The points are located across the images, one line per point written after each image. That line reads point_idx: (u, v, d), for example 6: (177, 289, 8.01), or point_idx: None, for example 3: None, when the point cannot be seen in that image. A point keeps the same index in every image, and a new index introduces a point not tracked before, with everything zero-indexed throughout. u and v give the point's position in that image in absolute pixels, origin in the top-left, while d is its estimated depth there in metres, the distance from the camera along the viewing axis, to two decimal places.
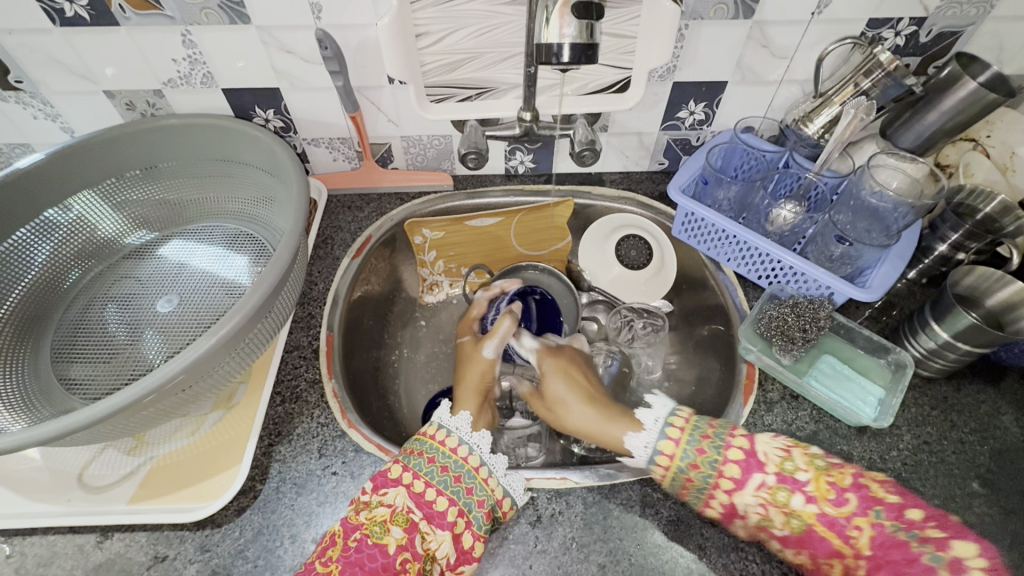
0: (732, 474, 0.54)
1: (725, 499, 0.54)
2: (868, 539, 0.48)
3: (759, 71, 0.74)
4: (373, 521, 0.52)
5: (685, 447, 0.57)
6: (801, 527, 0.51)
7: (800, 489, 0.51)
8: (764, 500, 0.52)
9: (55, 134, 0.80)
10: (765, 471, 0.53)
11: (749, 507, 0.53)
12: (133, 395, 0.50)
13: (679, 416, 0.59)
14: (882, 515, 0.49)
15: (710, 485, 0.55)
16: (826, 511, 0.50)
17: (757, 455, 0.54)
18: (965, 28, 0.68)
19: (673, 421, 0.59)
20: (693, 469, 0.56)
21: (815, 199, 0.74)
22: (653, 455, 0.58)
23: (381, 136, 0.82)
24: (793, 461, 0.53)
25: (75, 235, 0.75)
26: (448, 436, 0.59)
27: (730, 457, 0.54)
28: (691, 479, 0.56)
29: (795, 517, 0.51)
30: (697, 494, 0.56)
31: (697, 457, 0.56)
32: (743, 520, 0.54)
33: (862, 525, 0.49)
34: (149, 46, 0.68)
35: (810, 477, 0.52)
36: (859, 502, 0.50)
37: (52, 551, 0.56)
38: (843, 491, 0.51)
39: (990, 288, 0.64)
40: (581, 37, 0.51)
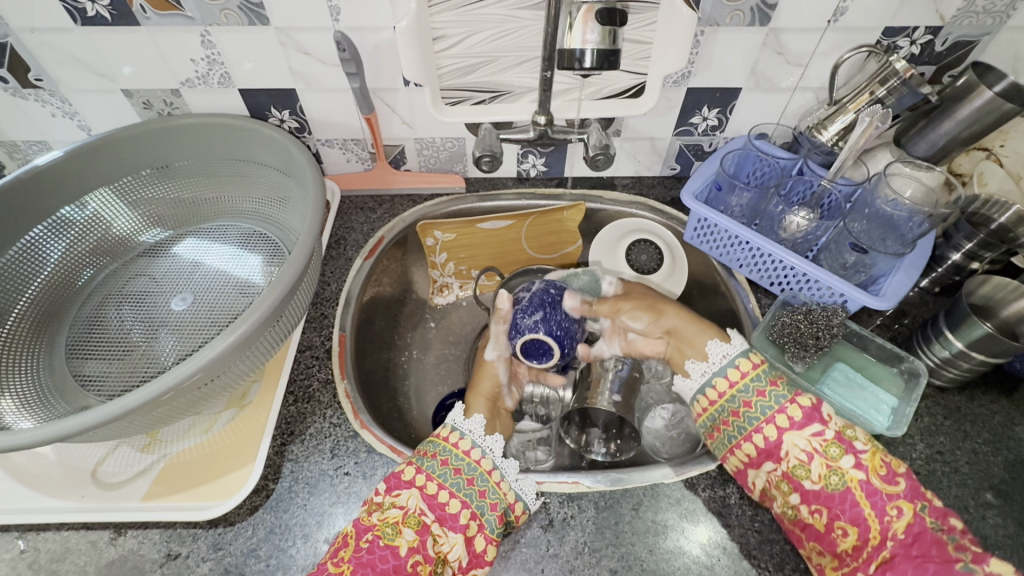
0: (794, 415, 0.57)
1: (771, 437, 0.57)
2: (904, 524, 0.51)
3: (773, 78, 0.74)
4: (386, 522, 0.52)
5: (756, 379, 0.60)
6: (839, 485, 0.54)
7: (855, 453, 0.55)
8: (814, 448, 0.55)
9: (71, 131, 0.81)
10: (826, 425, 0.56)
11: (794, 449, 0.56)
12: (151, 393, 0.51)
13: (758, 356, 0.63)
14: (925, 510, 0.52)
15: (763, 417, 0.58)
16: (871, 481, 0.53)
17: (821, 411, 0.57)
18: (981, 37, 0.68)
19: (754, 354, 0.63)
20: (749, 403, 0.59)
21: (828, 206, 0.73)
22: (707, 383, 0.63)
23: (395, 137, 0.82)
24: (854, 431, 0.56)
25: (90, 231, 0.75)
26: (461, 438, 0.59)
27: (797, 401, 0.58)
28: (745, 408, 0.59)
29: (836, 474, 0.54)
30: (740, 427, 0.59)
31: (766, 386, 0.60)
32: (776, 463, 0.56)
33: (903, 509, 0.52)
34: (168, 46, 0.69)
35: (868, 449, 0.55)
36: (908, 490, 0.53)
37: (65, 547, 0.56)
38: (895, 474, 0.54)
39: (1006, 298, 0.64)
40: (604, 43, 0.51)
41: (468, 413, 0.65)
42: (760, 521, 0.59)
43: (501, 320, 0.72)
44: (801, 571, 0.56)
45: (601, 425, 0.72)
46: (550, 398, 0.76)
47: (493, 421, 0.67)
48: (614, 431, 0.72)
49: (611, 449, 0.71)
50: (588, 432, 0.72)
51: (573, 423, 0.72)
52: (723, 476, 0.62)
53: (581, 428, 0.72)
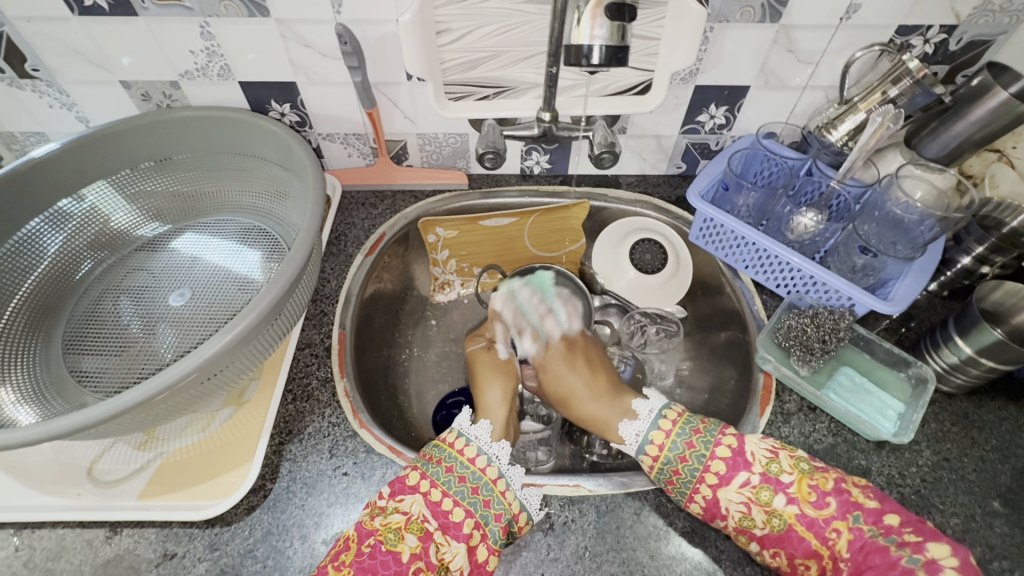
0: (719, 469, 0.55)
1: (708, 496, 0.55)
2: (846, 541, 0.51)
3: (783, 76, 0.73)
4: (387, 527, 0.52)
5: (675, 439, 0.58)
6: (781, 526, 0.53)
7: (783, 489, 0.53)
8: (748, 497, 0.54)
9: (69, 123, 0.80)
10: (751, 469, 0.55)
11: (732, 504, 0.54)
12: (146, 392, 0.50)
13: (674, 410, 0.62)
14: (860, 519, 0.51)
15: (699, 474, 0.56)
16: (806, 512, 0.52)
17: (744, 454, 0.56)
18: (997, 36, 0.67)
19: (670, 410, 0.62)
20: (679, 463, 0.57)
21: (836, 208, 0.74)
22: (643, 445, 0.60)
23: (397, 132, 0.81)
24: (778, 462, 0.55)
25: (88, 225, 0.74)
26: (467, 445, 0.59)
27: (718, 454, 0.56)
28: (681, 465, 0.57)
29: (775, 517, 0.53)
30: (681, 490, 0.57)
31: (685, 450, 0.57)
32: (724, 521, 0.55)
33: (840, 528, 0.51)
34: (166, 37, 0.67)
35: (794, 479, 0.54)
36: (839, 507, 0.52)
37: (61, 546, 0.56)
38: (825, 495, 0.53)
39: (1018, 304, 0.63)
40: (612, 39, 0.50)
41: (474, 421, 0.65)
42: None
43: (496, 317, 0.76)
44: None
45: None
46: (551, 397, 0.75)
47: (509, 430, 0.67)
48: None
49: (612, 449, 0.70)
50: (591, 432, 0.72)
51: (575, 423, 0.74)
52: None
53: (583, 428, 0.72)
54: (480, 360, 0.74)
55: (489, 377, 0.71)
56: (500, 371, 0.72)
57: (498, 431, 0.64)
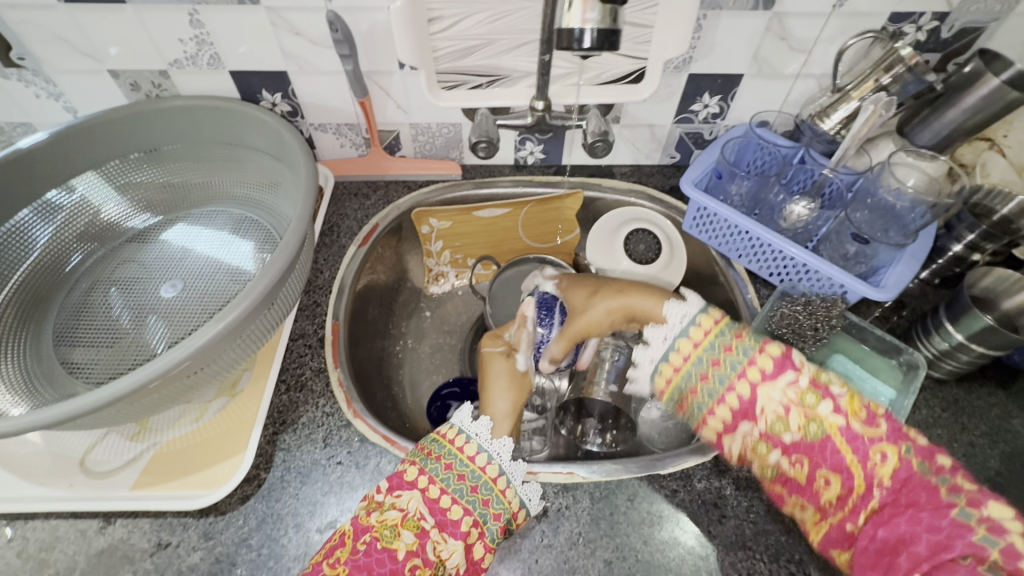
0: (765, 365, 0.52)
1: (744, 394, 0.52)
2: (891, 469, 0.47)
3: (777, 65, 0.73)
4: (384, 524, 0.52)
5: (714, 338, 0.54)
6: (818, 433, 0.49)
7: (832, 398, 0.50)
8: (790, 400, 0.50)
9: (57, 113, 0.79)
10: (800, 372, 0.51)
11: (770, 404, 0.51)
12: (138, 381, 0.50)
13: (716, 310, 0.57)
14: (910, 451, 0.47)
15: (733, 373, 0.53)
16: (851, 424, 0.49)
17: (793, 358, 0.52)
18: (988, 24, 0.67)
19: (713, 308, 0.57)
20: (716, 360, 0.54)
21: (829, 195, 0.72)
22: (658, 364, 0.57)
23: (390, 122, 0.81)
24: (829, 375, 0.52)
25: (77, 217, 0.74)
26: (467, 442, 0.57)
27: (766, 351, 0.53)
28: (714, 367, 0.54)
29: (814, 423, 0.50)
30: (717, 379, 0.53)
31: (732, 339, 0.54)
32: (752, 423, 0.52)
33: (887, 452, 0.47)
34: (155, 24, 0.66)
35: (843, 393, 0.51)
36: (891, 432, 0.48)
37: (54, 536, 0.56)
38: (876, 417, 0.49)
39: (1008, 290, 0.63)
40: (605, 23, 0.50)
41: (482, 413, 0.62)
42: (756, 512, 0.58)
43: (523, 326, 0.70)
44: (796, 562, 0.56)
45: (596, 415, 0.72)
46: (546, 388, 0.74)
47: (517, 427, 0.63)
48: (609, 421, 0.71)
49: (607, 440, 0.70)
50: (584, 422, 0.72)
51: (568, 412, 0.73)
52: (719, 467, 0.61)
53: (576, 418, 0.73)
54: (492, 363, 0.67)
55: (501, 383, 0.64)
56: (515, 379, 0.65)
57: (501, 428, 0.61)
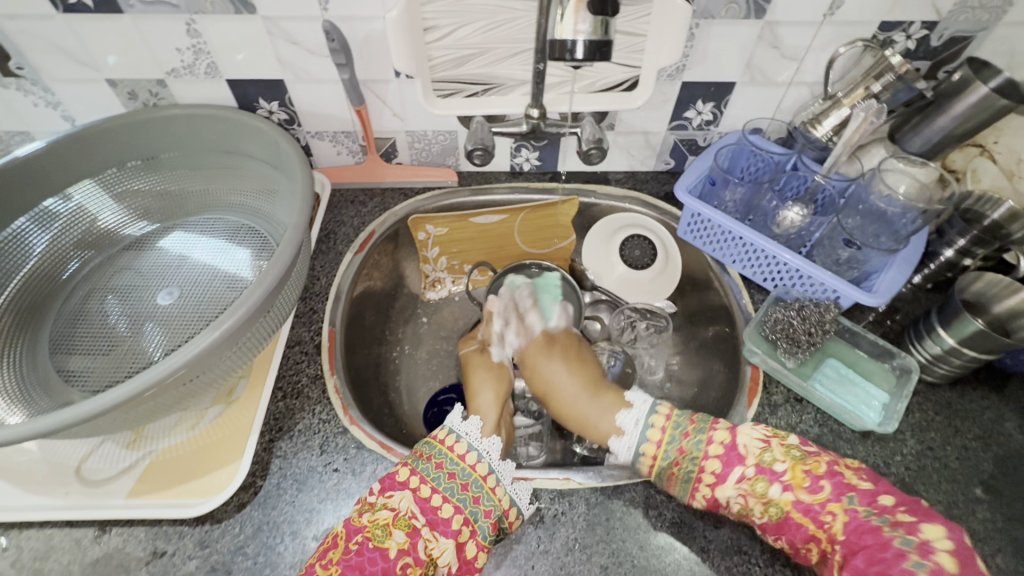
0: (714, 468, 0.55)
1: (706, 497, 0.55)
2: (842, 524, 0.50)
3: (769, 73, 0.73)
4: (376, 524, 0.52)
5: (667, 447, 0.58)
6: (778, 513, 0.52)
7: (778, 479, 0.53)
8: (744, 491, 0.53)
9: (55, 122, 0.79)
10: (745, 463, 0.54)
11: (729, 499, 0.54)
12: (133, 389, 0.50)
13: (665, 406, 0.61)
14: (854, 500, 0.50)
15: (693, 479, 0.56)
16: (801, 498, 0.52)
17: (738, 448, 0.55)
18: (976, 32, 0.68)
19: (659, 410, 0.61)
20: (674, 467, 0.57)
21: (822, 202, 0.73)
22: (640, 446, 0.59)
23: (386, 130, 0.81)
24: (771, 452, 0.54)
25: (74, 225, 0.74)
26: (457, 441, 0.58)
27: (711, 452, 0.56)
28: (678, 464, 0.57)
29: (772, 505, 0.53)
30: (681, 487, 0.57)
31: (682, 442, 0.57)
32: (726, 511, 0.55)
33: (835, 511, 0.50)
34: (152, 34, 0.67)
35: (787, 466, 0.53)
36: (834, 489, 0.51)
37: (49, 545, 0.55)
38: (819, 479, 0.52)
39: (1000, 294, 0.64)
40: (596, 34, 0.50)
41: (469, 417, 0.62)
42: None
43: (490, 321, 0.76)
44: (791, 567, 0.56)
45: None
46: None
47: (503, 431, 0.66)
48: None
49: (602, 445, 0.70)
50: None
51: None
52: None
53: None
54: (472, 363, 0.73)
55: (479, 382, 0.70)
56: (494, 377, 0.71)
57: (489, 428, 0.63)
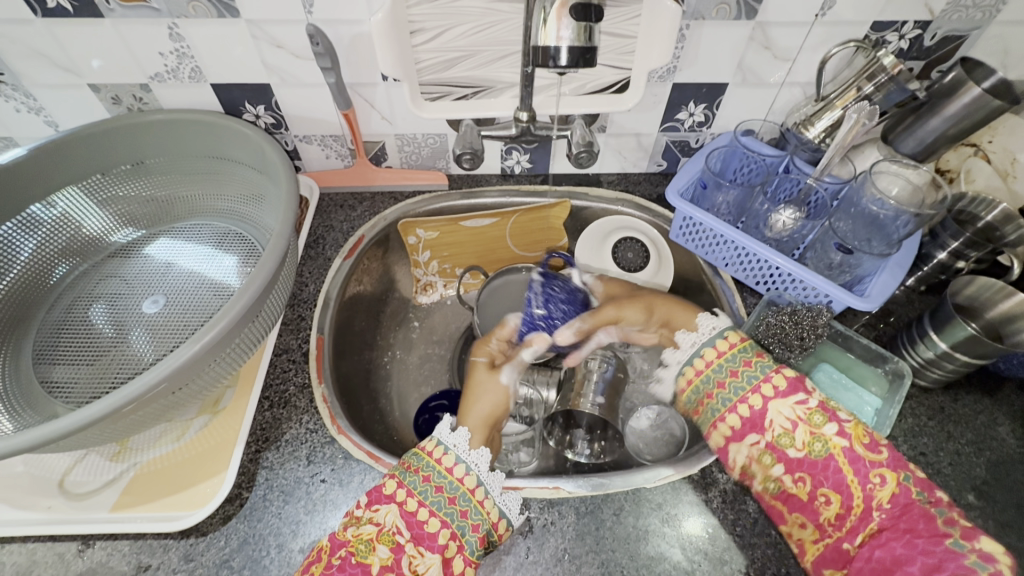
0: (778, 384, 0.56)
1: (757, 407, 0.55)
2: (888, 493, 0.50)
3: (760, 74, 0.73)
4: (359, 539, 0.51)
5: (737, 354, 0.59)
6: (821, 451, 0.52)
7: (838, 421, 0.53)
8: (798, 416, 0.54)
9: (38, 127, 0.78)
10: (811, 394, 0.55)
11: (779, 417, 0.54)
12: (113, 403, 0.49)
13: (736, 334, 0.61)
14: (909, 479, 0.50)
15: (748, 387, 0.56)
16: (854, 448, 0.52)
17: (806, 383, 0.56)
18: (970, 32, 0.67)
19: (734, 333, 0.61)
20: (727, 378, 0.58)
21: (815, 204, 0.73)
22: (695, 355, 0.62)
23: (374, 133, 0.80)
24: (838, 404, 0.55)
25: (59, 232, 0.73)
26: (445, 453, 0.57)
27: (781, 372, 0.57)
28: (731, 377, 0.58)
29: (819, 441, 0.53)
30: (728, 395, 0.57)
31: (752, 358, 0.58)
32: (759, 434, 0.55)
33: (887, 477, 0.50)
34: (135, 39, 0.66)
35: (851, 419, 0.54)
36: (890, 458, 0.51)
37: (31, 560, 0.55)
38: (879, 444, 0.52)
39: (992, 298, 0.63)
40: (579, 40, 0.50)
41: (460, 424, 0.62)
42: (741, 525, 0.58)
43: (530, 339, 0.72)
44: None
45: (585, 425, 0.72)
46: (533, 399, 0.73)
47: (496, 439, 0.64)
48: (598, 431, 0.72)
49: (595, 449, 0.71)
50: (572, 433, 0.73)
51: (556, 423, 0.73)
52: (705, 480, 0.61)
53: (564, 428, 0.73)
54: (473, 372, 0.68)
55: (481, 391, 0.66)
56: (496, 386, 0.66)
57: (477, 439, 0.60)
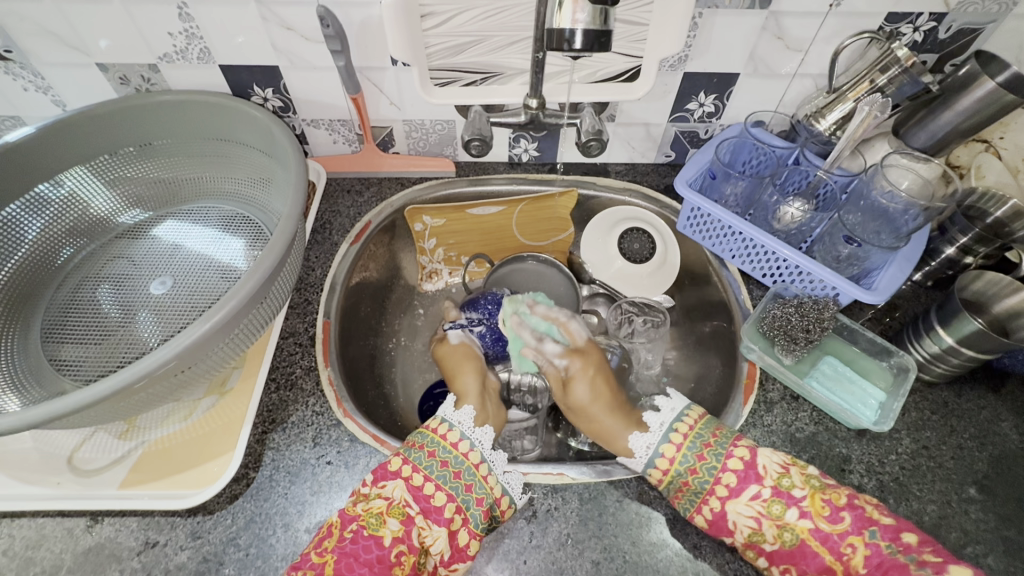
0: (729, 482, 0.54)
1: (719, 513, 0.54)
2: (862, 557, 0.49)
3: (772, 64, 0.72)
4: (370, 512, 0.52)
5: (686, 452, 0.56)
6: (793, 541, 0.51)
7: (796, 503, 0.52)
8: (758, 512, 0.52)
9: (46, 107, 0.78)
10: (762, 482, 0.53)
11: (741, 518, 0.53)
12: (124, 380, 0.49)
13: (694, 412, 0.59)
14: (877, 535, 0.49)
15: (704, 493, 0.54)
16: (819, 526, 0.51)
17: (755, 467, 0.54)
18: (986, 24, 0.66)
19: (681, 423, 0.58)
20: (689, 476, 0.55)
21: (824, 197, 0.74)
22: (653, 457, 0.57)
23: (382, 118, 0.80)
24: (790, 477, 0.53)
25: (66, 212, 0.73)
26: (450, 430, 0.58)
27: (730, 466, 0.54)
28: (692, 475, 0.55)
29: (787, 530, 0.51)
30: (688, 502, 0.55)
31: (696, 462, 0.55)
32: (732, 534, 0.54)
33: (855, 544, 0.49)
34: (144, 19, 0.66)
35: (807, 493, 0.52)
36: (855, 521, 0.50)
37: (41, 534, 0.56)
38: (838, 509, 0.51)
39: (1000, 294, 0.63)
40: (595, 23, 0.49)
41: (459, 404, 0.62)
42: None
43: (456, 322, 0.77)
44: None
45: None
46: (537, 387, 0.74)
47: (487, 409, 0.64)
48: None
49: None
50: None
51: (560, 412, 0.74)
52: None
53: (568, 417, 0.74)
54: (442, 354, 0.73)
55: (456, 365, 0.70)
56: (464, 355, 0.71)
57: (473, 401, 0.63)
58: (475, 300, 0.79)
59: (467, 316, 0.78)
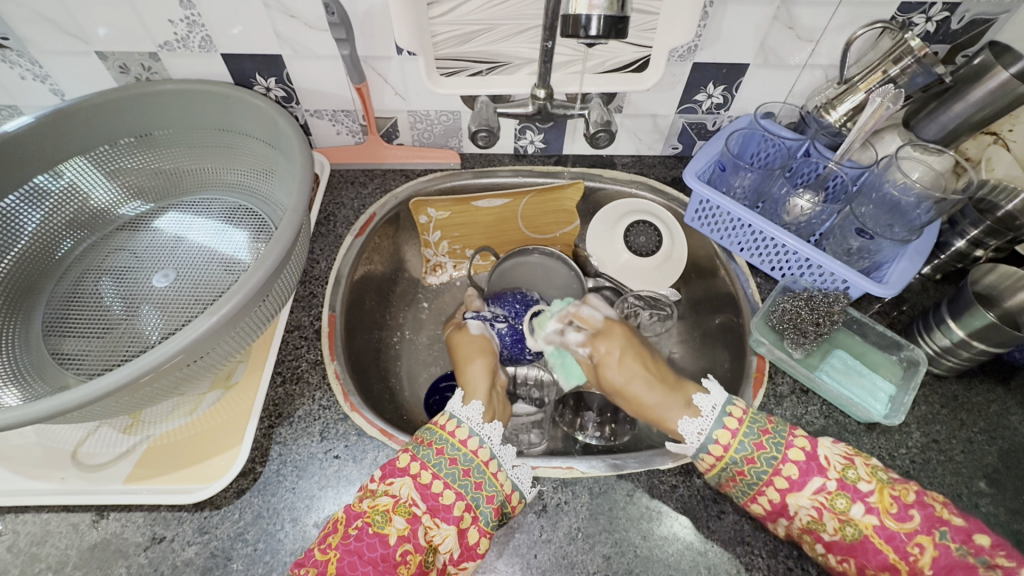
0: (791, 473, 0.53)
1: (778, 501, 0.54)
2: (929, 558, 0.49)
3: (782, 55, 0.71)
4: (376, 509, 0.51)
5: (743, 439, 0.55)
6: (854, 535, 0.51)
7: (862, 498, 0.51)
8: (820, 503, 0.52)
9: (43, 96, 0.77)
10: (826, 475, 0.53)
11: (801, 508, 0.53)
12: (129, 374, 0.48)
13: (738, 407, 0.58)
14: (947, 536, 0.49)
15: (763, 481, 0.54)
16: (885, 523, 0.50)
17: (819, 459, 0.54)
18: (999, 15, 0.65)
19: (733, 407, 0.58)
20: (748, 465, 0.55)
21: (833, 188, 0.72)
22: (705, 443, 0.56)
23: (387, 109, 0.79)
24: (855, 469, 0.53)
25: (66, 204, 0.72)
26: (458, 427, 0.57)
27: (790, 456, 0.54)
28: (749, 464, 0.55)
29: (850, 525, 0.51)
30: (744, 490, 0.55)
31: (754, 451, 0.55)
32: (789, 520, 0.54)
33: (924, 543, 0.49)
34: (144, 6, 0.64)
35: (874, 488, 0.52)
36: (923, 521, 0.50)
37: (45, 530, 0.55)
38: (907, 507, 0.51)
39: (1011, 288, 0.63)
40: (611, 9, 0.48)
41: (467, 400, 0.61)
42: None
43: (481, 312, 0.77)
44: (794, 558, 0.56)
45: (595, 408, 0.72)
46: (543, 380, 0.76)
47: (492, 406, 0.63)
48: (608, 414, 0.71)
49: (605, 433, 0.70)
50: (582, 416, 0.72)
51: (566, 406, 0.73)
52: None
53: (575, 411, 0.72)
54: (457, 342, 0.72)
55: (466, 356, 0.69)
56: (479, 348, 0.70)
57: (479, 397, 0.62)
58: (499, 295, 0.80)
59: (491, 309, 0.78)
